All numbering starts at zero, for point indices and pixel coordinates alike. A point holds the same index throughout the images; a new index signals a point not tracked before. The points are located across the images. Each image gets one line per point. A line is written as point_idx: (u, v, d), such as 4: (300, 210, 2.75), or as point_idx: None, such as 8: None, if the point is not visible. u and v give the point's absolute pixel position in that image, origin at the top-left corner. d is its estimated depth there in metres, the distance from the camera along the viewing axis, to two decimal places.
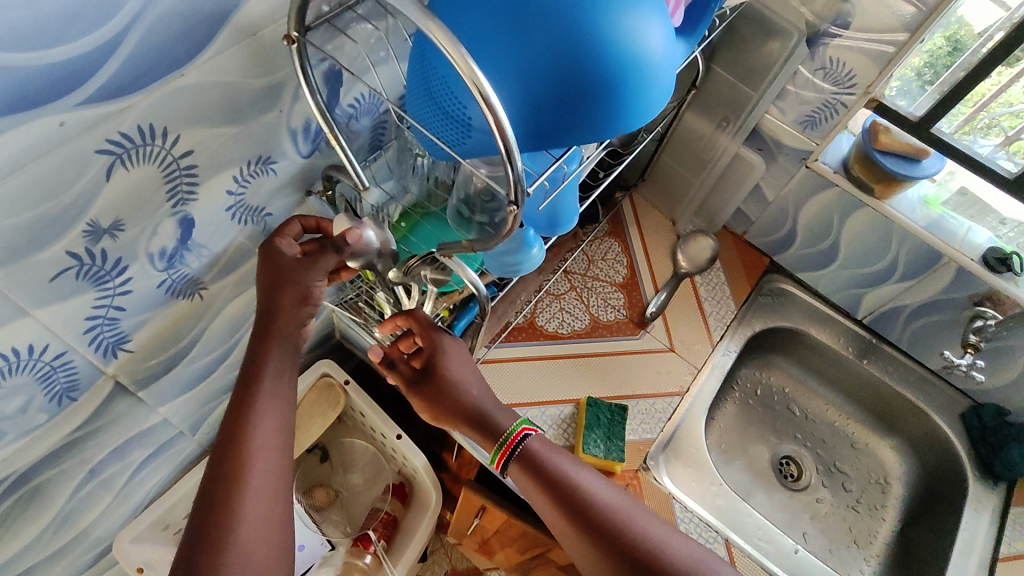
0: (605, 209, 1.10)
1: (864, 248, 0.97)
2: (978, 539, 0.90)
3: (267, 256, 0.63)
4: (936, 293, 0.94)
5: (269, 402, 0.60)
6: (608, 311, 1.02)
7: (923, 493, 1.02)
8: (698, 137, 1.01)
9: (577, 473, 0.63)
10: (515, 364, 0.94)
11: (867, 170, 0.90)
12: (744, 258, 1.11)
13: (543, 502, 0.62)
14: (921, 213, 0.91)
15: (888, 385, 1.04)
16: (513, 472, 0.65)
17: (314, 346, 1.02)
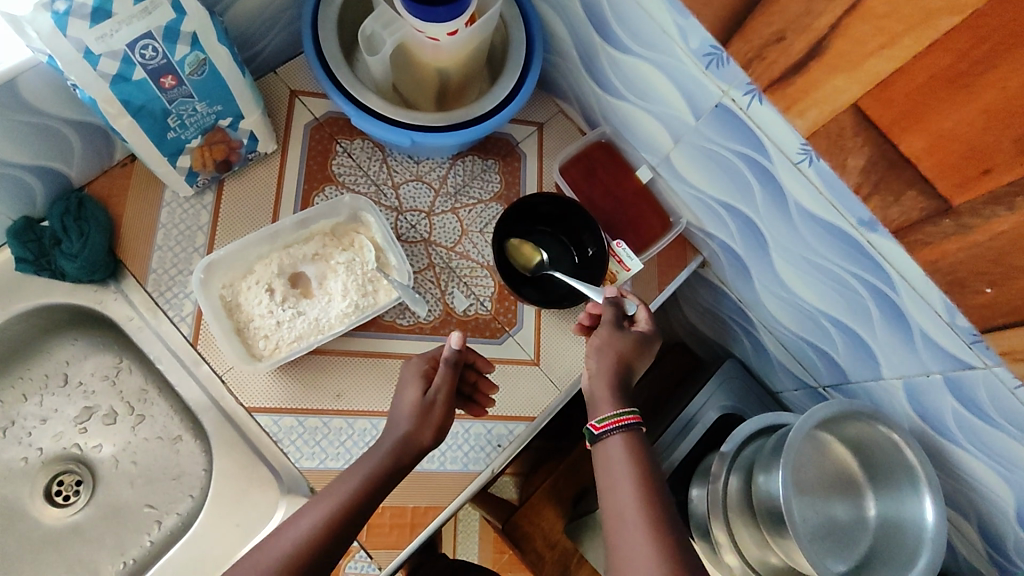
0: (466, 156, 0.87)
1: (709, 161, 0.76)
2: (899, 503, 0.75)
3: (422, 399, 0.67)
4: (840, 207, 0.65)
5: (295, 521, 0.59)
6: (471, 303, 0.81)
7: (912, 491, 0.74)
8: (466, 83, 0.80)
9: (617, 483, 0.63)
10: (357, 370, 0.76)
11: (629, 59, 0.74)
12: (631, 178, 0.88)
13: (630, 479, 0.62)
14: (735, 94, 0.65)
15: (845, 345, 0.79)
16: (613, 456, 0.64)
17: (104, 390, 0.83)
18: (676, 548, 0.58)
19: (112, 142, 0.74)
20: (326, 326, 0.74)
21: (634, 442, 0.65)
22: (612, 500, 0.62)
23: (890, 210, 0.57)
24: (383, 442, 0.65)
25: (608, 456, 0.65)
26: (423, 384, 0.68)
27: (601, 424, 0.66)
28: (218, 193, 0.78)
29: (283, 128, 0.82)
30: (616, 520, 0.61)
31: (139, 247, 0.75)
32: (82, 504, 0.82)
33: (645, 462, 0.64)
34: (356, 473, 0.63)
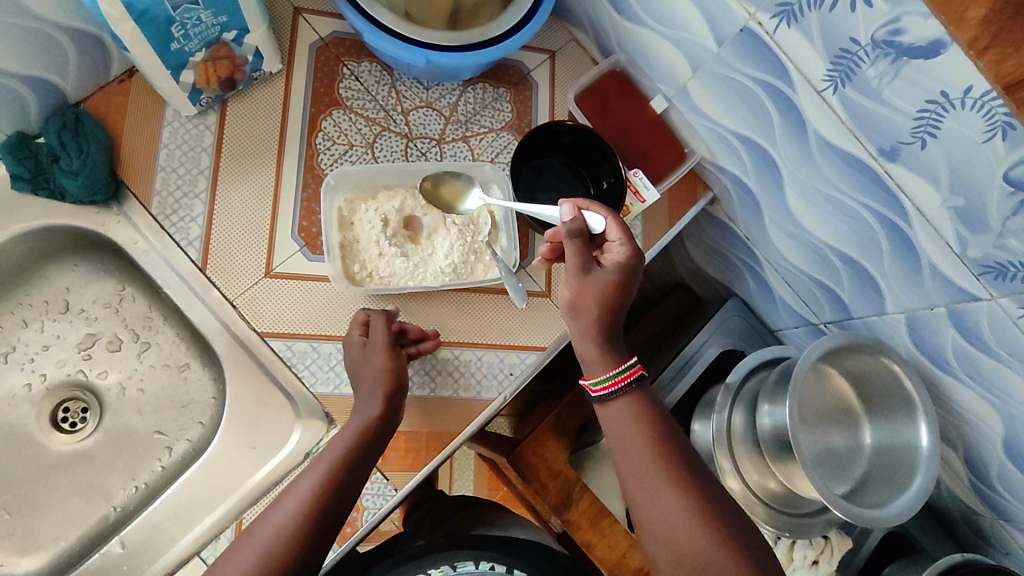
0: (478, 82, 0.85)
1: (729, 91, 0.75)
2: (897, 431, 0.78)
3: (369, 355, 0.68)
4: (860, 137, 0.65)
5: (316, 463, 0.60)
6: None
7: (911, 420, 0.76)
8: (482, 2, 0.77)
9: (631, 448, 0.63)
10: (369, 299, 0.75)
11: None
12: (644, 108, 0.86)
13: (640, 441, 0.63)
14: (762, 15, 0.64)
15: (848, 279, 0.81)
16: (623, 414, 0.65)
17: (104, 318, 0.81)
18: (702, 499, 0.60)
19: (110, 55, 0.71)
20: (420, 274, 0.73)
21: (640, 401, 0.65)
22: (630, 464, 0.63)
23: (1005, 65, 0.45)
24: (369, 395, 0.65)
25: (613, 419, 0.65)
26: (384, 355, 0.67)
27: (599, 387, 0.66)
28: (221, 114, 0.75)
29: (287, 48, 0.78)
30: (636, 482, 0.63)
31: (141, 168, 0.73)
32: (90, 431, 0.81)
33: (654, 419, 0.65)
34: (354, 424, 0.63)
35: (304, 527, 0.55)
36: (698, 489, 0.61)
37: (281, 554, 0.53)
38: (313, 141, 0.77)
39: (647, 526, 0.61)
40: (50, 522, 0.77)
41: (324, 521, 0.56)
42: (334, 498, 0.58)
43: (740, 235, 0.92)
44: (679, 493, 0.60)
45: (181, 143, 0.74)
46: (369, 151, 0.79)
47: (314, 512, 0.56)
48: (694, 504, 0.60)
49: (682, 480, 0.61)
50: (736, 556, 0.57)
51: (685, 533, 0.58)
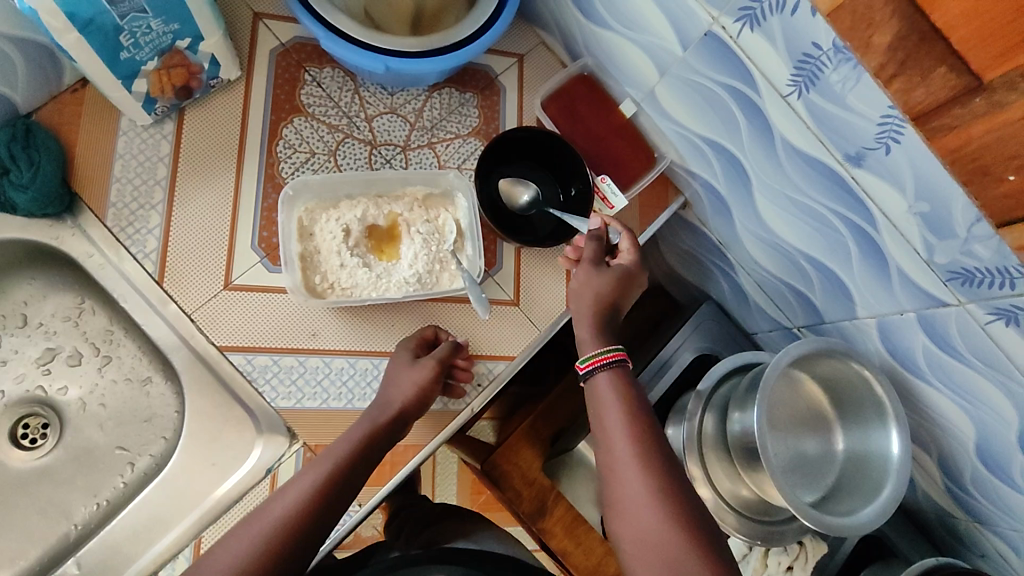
0: (445, 87, 0.83)
1: (696, 96, 0.74)
2: (869, 437, 0.77)
3: (404, 367, 0.69)
4: (826, 142, 0.64)
5: (320, 462, 0.62)
6: None
7: (882, 425, 0.76)
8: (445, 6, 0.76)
9: (607, 429, 0.63)
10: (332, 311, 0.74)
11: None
12: (614, 112, 0.85)
13: (619, 419, 0.63)
14: (724, 19, 0.63)
15: (820, 284, 0.80)
16: (601, 394, 0.65)
17: (64, 332, 0.80)
18: (666, 482, 0.59)
19: (61, 64, 0.69)
20: (384, 284, 0.72)
21: (621, 380, 0.66)
22: (605, 445, 0.63)
23: (913, 95, 0.52)
24: (384, 403, 0.67)
25: (596, 401, 0.66)
26: (428, 364, 0.67)
27: (586, 364, 0.68)
28: (178, 122, 0.74)
29: (246, 54, 0.77)
30: (607, 463, 0.62)
31: (96, 179, 0.71)
32: (51, 447, 0.80)
33: (634, 401, 0.65)
34: (346, 442, 0.64)
35: (296, 525, 0.57)
36: (664, 472, 0.60)
37: (277, 545, 0.55)
38: (273, 149, 0.76)
39: (614, 507, 0.60)
40: (9, 542, 0.75)
41: (305, 536, 0.57)
42: (318, 514, 0.58)
43: (712, 240, 0.92)
44: (642, 475, 0.59)
45: (137, 154, 0.72)
46: (332, 159, 0.78)
47: (296, 526, 0.56)
48: (657, 485, 0.59)
49: (650, 462, 0.60)
50: (692, 542, 0.55)
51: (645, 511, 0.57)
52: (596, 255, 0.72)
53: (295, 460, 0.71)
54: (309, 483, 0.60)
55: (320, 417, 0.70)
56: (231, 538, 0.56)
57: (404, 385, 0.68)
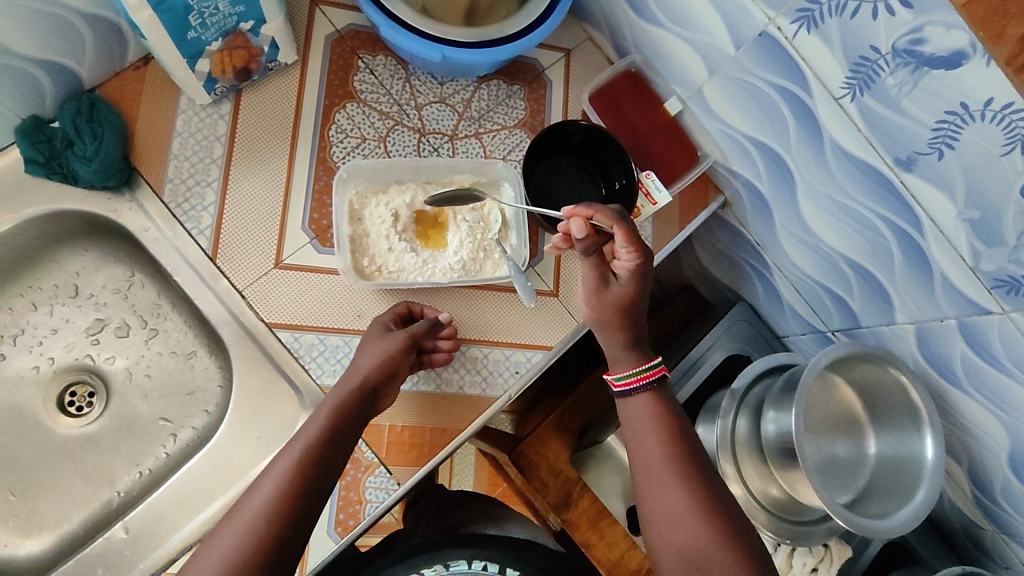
0: (493, 79, 0.84)
1: (744, 96, 0.74)
2: (903, 442, 0.77)
3: (375, 341, 0.68)
4: (877, 145, 0.64)
5: (303, 434, 0.61)
6: None
7: (916, 431, 0.76)
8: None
9: (642, 441, 0.64)
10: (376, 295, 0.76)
11: None
12: (658, 110, 0.86)
13: (652, 432, 0.64)
14: (780, 21, 0.64)
15: (858, 288, 0.80)
16: (636, 404, 0.66)
17: (115, 304, 0.82)
18: (701, 494, 0.60)
19: (127, 41, 0.71)
20: (430, 269, 0.74)
21: (658, 398, 0.66)
22: (641, 454, 0.64)
23: None
24: (353, 372, 0.66)
25: (631, 412, 0.66)
26: (396, 338, 0.67)
27: (621, 383, 0.67)
28: (235, 103, 0.75)
29: (302, 39, 0.78)
30: (645, 472, 0.63)
31: (154, 155, 0.73)
32: (96, 415, 0.82)
33: (669, 417, 0.65)
34: (317, 417, 0.63)
35: (290, 498, 0.57)
36: (700, 485, 0.61)
37: (271, 520, 0.55)
38: (326, 133, 0.77)
39: (650, 515, 0.61)
40: (54, 505, 0.77)
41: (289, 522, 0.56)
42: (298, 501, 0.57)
43: (748, 241, 0.92)
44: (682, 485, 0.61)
45: (196, 132, 0.74)
46: (382, 145, 0.79)
47: (278, 516, 0.56)
48: (696, 496, 0.60)
49: (689, 472, 0.62)
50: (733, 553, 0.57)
51: (685, 525, 0.59)
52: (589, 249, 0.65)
53: None
54: (283, 466, 0.58)
55: None
56: (220, 535, 0.56)
57: (369, 358, 0.66)
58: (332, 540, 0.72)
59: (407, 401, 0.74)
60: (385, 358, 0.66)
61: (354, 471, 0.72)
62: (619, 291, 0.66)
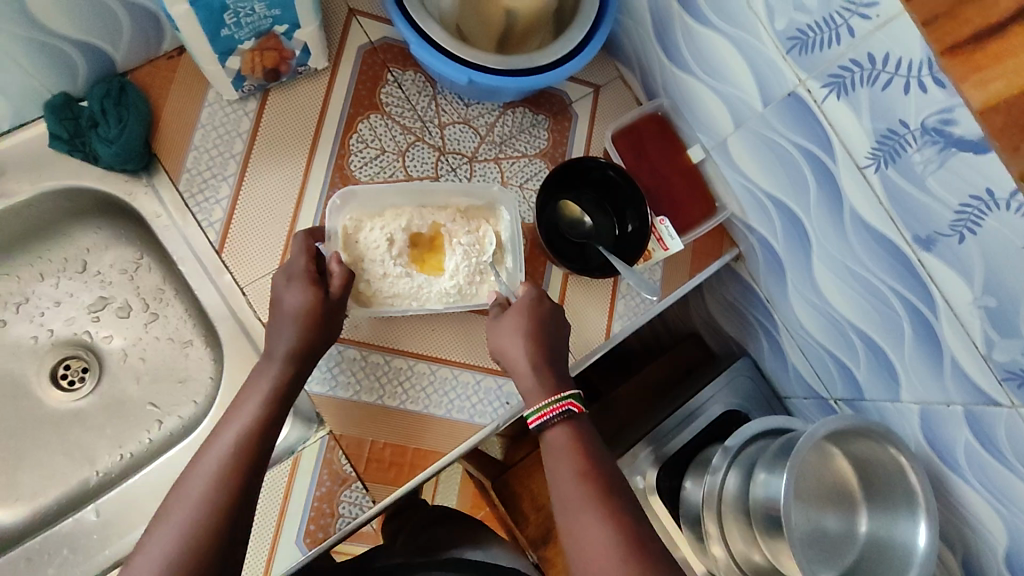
0: (520, 107, 0.85)
1: (768, 153, 0.73)
2: (896, 526, 0.74)
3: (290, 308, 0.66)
4: (897, 220, 0.63)
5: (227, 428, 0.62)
6: None
7: (910, 515, 0.73)
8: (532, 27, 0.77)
9: (559, 481, 0.63)
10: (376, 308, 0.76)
11: (705, 33, 0.71)
12: (680, 157, 0.85)
13: (571, 471, 0.62)
14: (810, 84, 0.63)
15: (865, 359, 0.78)
16: (556, 435, 0.65)
17: (120, 283, 0.83)
18: (630, 528, 0.59)
19: (164, 30, 0.72)
20: (423, 294, 0.73)
21: (574, 429, 0.65)
22: (559, 495, 0.62)
23: None
24: (272, 355, 0.66)
25: (549, 449, 0.65)
26: (303, 289, 0.66)
27: (536, 417, 0.66)
28: (261, 102, 0.76)
29: (335, 46, 0.79)
30: (563, 517, 0.61)
31: (176, 144, 0.74)
32: (87, 391, 0.82)
33: (587, 444, 0.64)
34: (248, 408, 0.63)
35: (228, 487, 0.58)
36: (624, 519, 0.60)
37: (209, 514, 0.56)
38: (346, 141, 0.78)
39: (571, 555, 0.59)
40: (35, 474, 0.78)
41: (214, 557, 0.55)
42: (221, 531, 0.56)
43: (758, 296, 0.90)
44: (605, 526, 0.59)
45: (219, 126, 0.75)
46: (400, 159, 0.80)
47: (219, 516, 0.56)
48: (625, 533, 0.58)
49: (615, 507, 0.60)
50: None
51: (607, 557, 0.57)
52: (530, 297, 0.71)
53: (318, 446, 0.72)
54: (214, 461, 0.59)
55: (345, 409, 0.72)
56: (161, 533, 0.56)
57: (286, 331, 0.66)
58: (300, 551, 0.70)
59: (394, 420, 0.73)
60: (286, 374, 0.65)
61: (330, 483, 0.71)
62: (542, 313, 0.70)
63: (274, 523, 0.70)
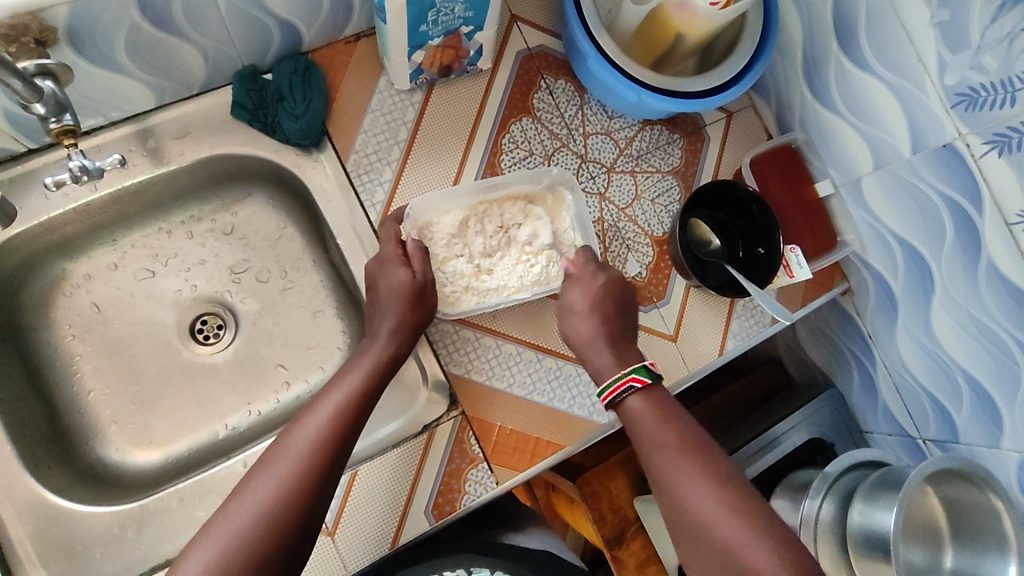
0: (660, 125, 0.88)
1: (904, 198, 0.77)
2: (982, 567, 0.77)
3: (388, 286, 0.71)
4: None
5: (331, 392, 0.66)
6: (628, 266, 0.84)
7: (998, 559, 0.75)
8: (694, 54, 0.81)
9: (650, 452, 0.65)
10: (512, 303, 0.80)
11: (865, 78, 0.75)
12: (805, 189, 0.89)
13: (658, 434, 0.65)
14: (971, 139, 0.67)
15: (968, 404, 0.81)
16: (635, 409, 0.68)
17: (261, 249, 0.87)
18: (729, 484, 0.61)
19: (352, 18, 0.76)
20: (513, 284, 0.77)
21: (650, 397, 0.68)
22: (653, 464, 0.65)
23: None
24: (377, 334, 0.70)
25: (631, 418, 0.67)
26: (399, 269, 0.71)
27: (608, 394, 0.69)
28: (427, 95, 0.81)
29: (497, 49, 0.84)
30: (658, 482, 0.64)
31: (347, 125, 0.78)
32: (221, 347, 0.86)
33: (667, 410, 0.67)
34: (353, 376, 0.67)
35: (328, 444, 0.61)
36: (723, 476, 0.62)
37: (304, 468, 0.60)
38: (499, 140, 0.82)
39: (676, 523, 0.62)
40: (170, 421, 0.82)
41: (303, 516, 0.58)
42: (314, 489, 0.59)
43: (859, 331, 0.94)
44: (704, 489, 0.61)
45: (386, 113, 0.79)
46: (545, 162, 0.84)
47: (310, 472, 0.60)
48: (723, 489, 0.61)
49: (710, 467, 0.63)
50: (772, 544, 0.57)
51: (718, 517, 0.59)
52: (580, 275, 0.75)
53: (451, 425, 0.77)
54: (322, 421, 0.63)
55: (480, 393, 0.78)
56: (254, 478, 0.60)
57: (387, 313, 0.70)
58: (426, 522, 0.74)
59: (522, 408, 0.78)
60: (389, 352, 0.70)
61: (459, 460, 0.76)
62: (598, 292, 0.73)
63: (407, 492, 0.74)
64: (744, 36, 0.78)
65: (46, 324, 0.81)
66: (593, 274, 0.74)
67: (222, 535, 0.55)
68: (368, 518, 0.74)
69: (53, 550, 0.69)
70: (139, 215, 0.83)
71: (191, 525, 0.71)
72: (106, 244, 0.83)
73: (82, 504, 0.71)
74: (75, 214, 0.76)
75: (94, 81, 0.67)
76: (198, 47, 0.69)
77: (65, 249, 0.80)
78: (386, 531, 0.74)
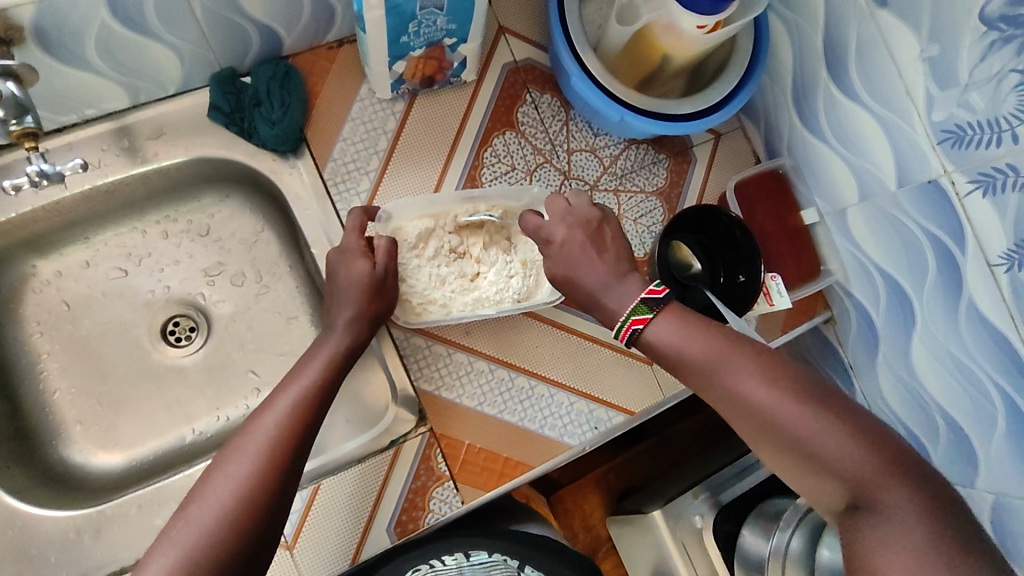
0: (646, 144, 0.87)
1: (889, 231, 0.75)
2: None
3: (348, 278, 0.69)
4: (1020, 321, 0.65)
5: (287, 388, 0.64)
6: None
7: None
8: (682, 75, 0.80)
9: (689, 375, 0.60)
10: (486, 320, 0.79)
11: (853, 107, 0.74)
12: (790, 215, 0.88)
13: (695, 350, 0.60)
14: (956, 179, 0.65)
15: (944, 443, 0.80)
16: (659, 336, 0.62)
17: (237, 252, 0.86)
18: (785, 377, 0.57)
19: (334, 24, 0.75)
20: (485, 301, 0.75)
21: (671, 316, 0.62)
22: (700, 377, 0.60)
23: None
24: (335, 329, 0.70)
25: (659, 343, 0.62)
26: (358, 260, 0.69)
27: (624, 332, 0.64)
28: (408, 105, 0.79)
29: (483, 61, 0.82)
30: (711, 386, 0.59)
31: (326, 132, 0.77)
32: (192, 351, 0.85)
33: (695, 322, 0.61)
34: (309, 371, 0.66)
35: (287, 440, 0.60)
36: (775, 372, 0.57)
37: (263, 463, 0.58)
38: (481, 154, 0.81)
39: (742, 426, 0.58)
40: (136, 424, 0.81)
41: (269, 513, 0.56)
42: (278, 480, 0.58)
43: (840, 361, 0.93)
44: (773, 387, 0.56)
45: (367, 121, 0.78)
46: (527, 177, 0.82)
47: (273, 468, 0.58)
48: (779, 380, 0.56)
49: (769, 361, 0.58)
50: (846, 429, 0.53)
51: (783, 413, 0.55)
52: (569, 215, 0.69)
53: (418, 442, 0.76)
54: (280, 417, 0.61)
55: (450, 410, 0.77)
56: (211, 478, 0.57)
57: (345, 305, 0.69)
58: (388, 539, 0.74)
59: (491, 427, 0.77)
60: (345, 345, 0.69)
61: (425, 478, 0.75)
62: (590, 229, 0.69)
63: (370, 509, 0.73)
64: (730, 59, 0.77)
65: (14, 321, 0.80)
66: (568, 221, 0.69)
67: (185, 538, 0.52)
68: (329, 533, 0.72)
69: (5, 554, 0.67)
70: (112, 213, 0.81)
71: (148, 533, 0.70)
72: (78, 242, 0.82)
73: (38, 508, 0.69)
74: (45, 211, 0.75)
75: (65, 78, 0.66)
76: (172, 48, 0.68)
77: (35, 245, 0.79)
78: (346, 548, 0.73)
